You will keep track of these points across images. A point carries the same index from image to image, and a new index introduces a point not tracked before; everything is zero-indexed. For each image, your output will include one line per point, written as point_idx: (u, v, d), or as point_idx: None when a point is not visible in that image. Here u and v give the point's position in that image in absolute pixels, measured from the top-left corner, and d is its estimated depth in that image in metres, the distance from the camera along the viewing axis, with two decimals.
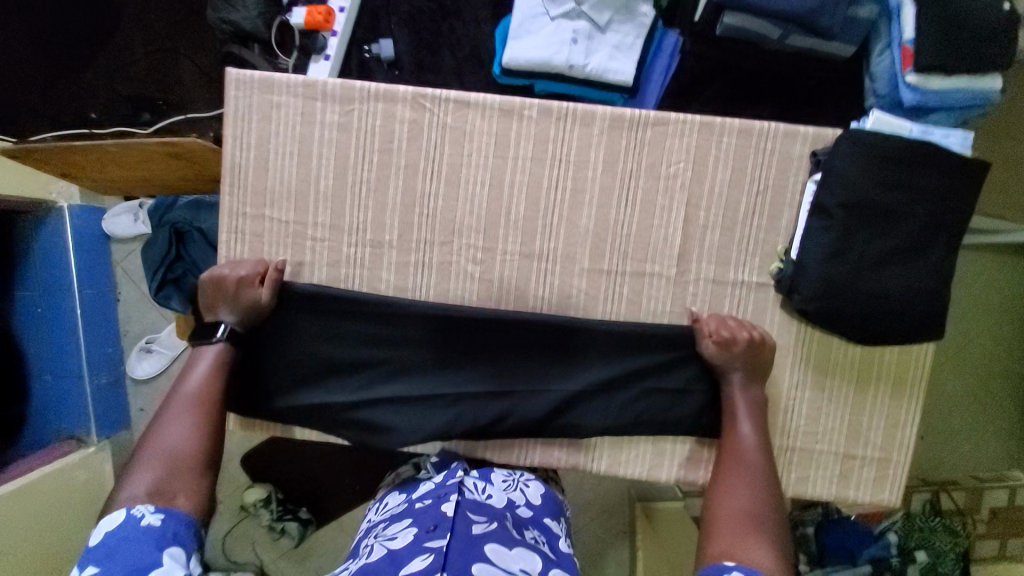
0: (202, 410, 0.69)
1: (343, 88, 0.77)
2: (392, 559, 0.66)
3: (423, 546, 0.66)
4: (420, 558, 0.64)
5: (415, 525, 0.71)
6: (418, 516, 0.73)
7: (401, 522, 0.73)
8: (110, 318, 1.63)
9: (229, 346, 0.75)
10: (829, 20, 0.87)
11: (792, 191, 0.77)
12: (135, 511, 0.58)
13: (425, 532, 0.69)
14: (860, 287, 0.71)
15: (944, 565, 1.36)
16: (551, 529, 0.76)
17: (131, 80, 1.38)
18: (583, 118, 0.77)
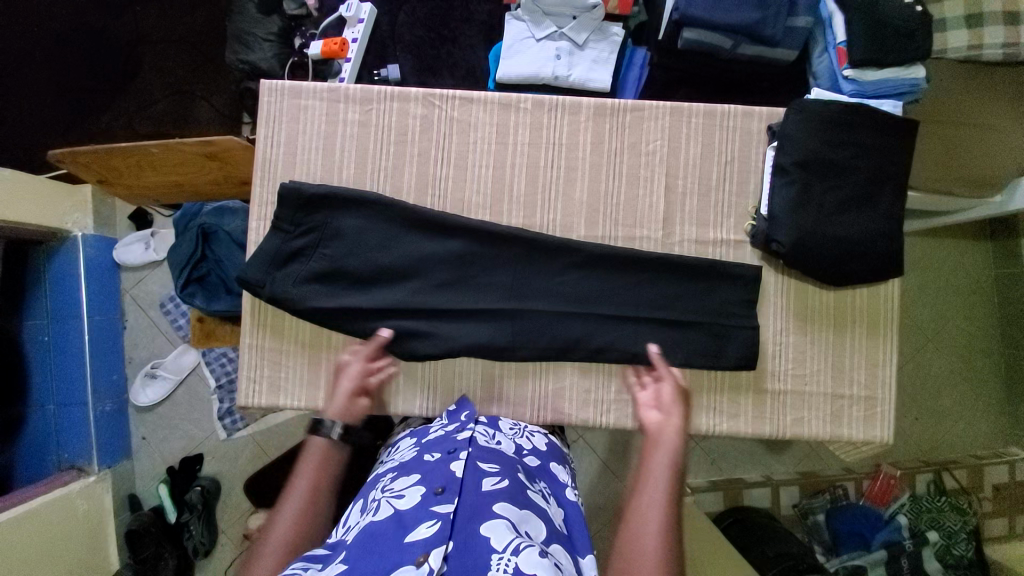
0: (309, 513, 0.68)
1: (362, 91, 0.89)
2: (399, 520, 0.63)
3: (430, 511, 0.64)
4: (426, 525, 0.61)
5: (423, 485, 0.69)
6: (425, 474, 0.71)
7: (408, 479, 0.71)
8: (117, 344, 1.67)
9: (338, 445, 0.74)
10: (771, 31, 1.04)
11: (755, 160, 0.89)
12: None
13: (431, 494, 0.67)
14: (824, 231, 0.81)
15: (958, 546, 1.38)
16: (557, 476, 0.80)
17: (147, 121, 1.50)
18: (570, 108, 0.89)
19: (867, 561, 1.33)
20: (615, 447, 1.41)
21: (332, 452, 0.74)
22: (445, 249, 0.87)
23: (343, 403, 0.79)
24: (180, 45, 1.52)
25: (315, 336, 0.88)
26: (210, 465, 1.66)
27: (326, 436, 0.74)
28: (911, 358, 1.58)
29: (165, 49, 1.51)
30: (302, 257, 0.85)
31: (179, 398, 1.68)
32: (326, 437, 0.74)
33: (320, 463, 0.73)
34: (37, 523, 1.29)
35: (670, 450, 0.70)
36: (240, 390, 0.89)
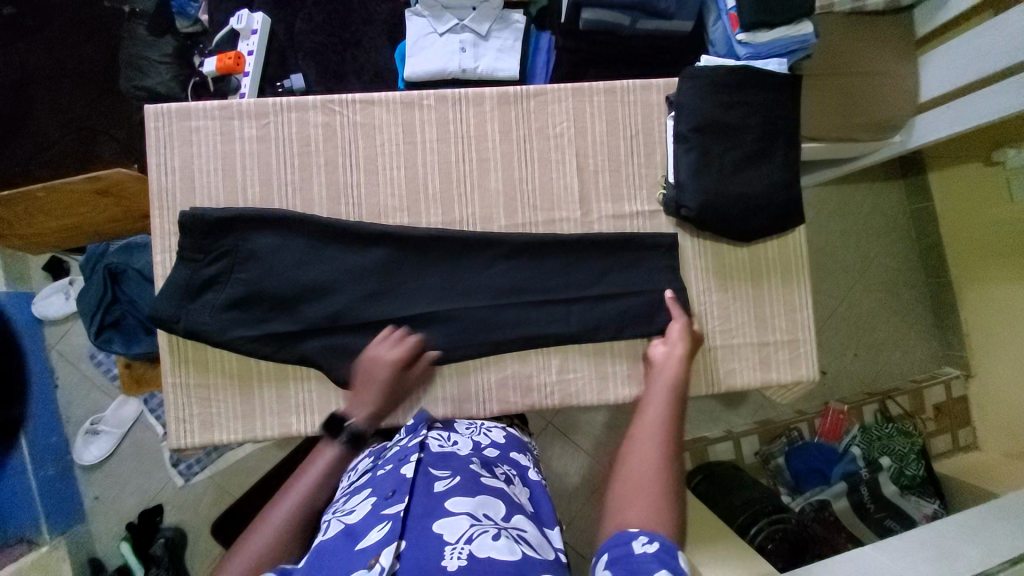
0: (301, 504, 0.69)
1: (256, 105, 0.86)
2: (350, 531, 0.62)
3: (381, 514, 0.62)
4: (377, 528, 0.60)
5: (374, 495, 0.67)
6: (375, 484, 0.69)
7: (360, 494, 0.69)
8: (52, 402, 1.58)
9: (347, 445, 0.77)
10: (664, 3, 1.10)
11: (659, 131, 0.92)
12: None
13: (382, 500, 0.65)
14: (728, 190, 0.86)
15: (909, 466, 1.48)
16: (519, 463, 0.79)
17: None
18: (473, 100, 0.89)
19: (831, 495, 1.44)
20: (580, 428, 1.42)
21: (337, 449, 0.76)
22: (365, 259, 0.86)
23: (368, 411, 0.80)
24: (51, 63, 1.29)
25: (243, 366, 0.86)
26: (171, 515, 1.60)
27: (337, 438, 0.76)
28: (844, 299, 1.68)
29: None
30: (216, 286, 0.83)
31: (127, 449, 1.61)
32: (336, 438, 0.76)
33: (338, 463, 0.75)
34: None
35: (671, 377, 0.78)
36: (170, 432, 0.85)
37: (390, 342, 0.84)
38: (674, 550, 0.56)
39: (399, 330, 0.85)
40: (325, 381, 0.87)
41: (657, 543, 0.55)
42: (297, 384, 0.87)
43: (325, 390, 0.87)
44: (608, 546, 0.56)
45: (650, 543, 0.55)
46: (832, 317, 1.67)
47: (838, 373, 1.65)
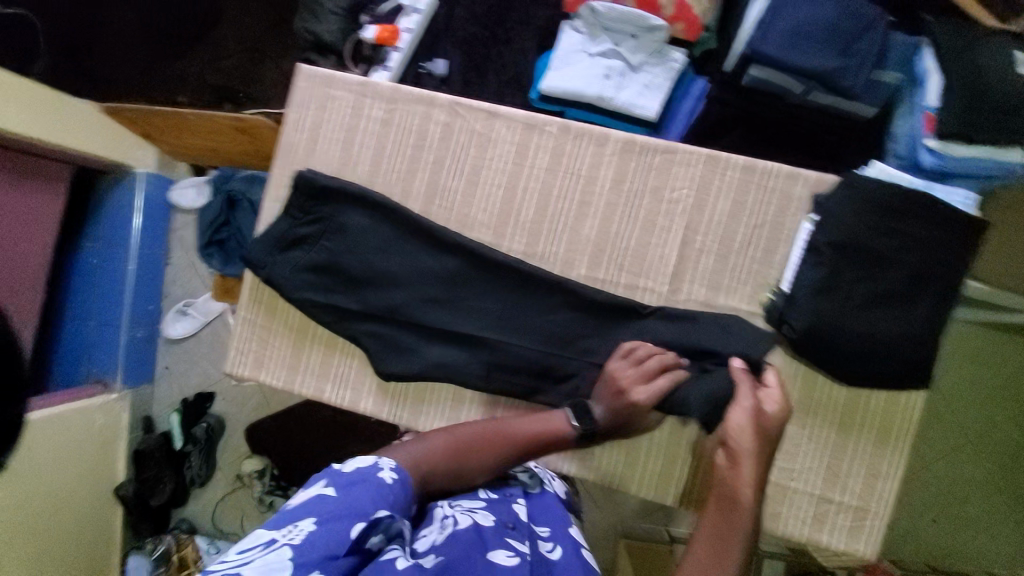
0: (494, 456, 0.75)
1: (391, 90, 0.89)
2: (479, 537, 0.66)
3: (505, 542, 0.67)
4: (507, 554, 0.65)
5: (493, 514, 0.72)
6: (491, 503, 0.74)
7: (475, 500, 0.74)
8: (158, 276, 1.83)
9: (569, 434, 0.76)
10: (849, 82, 0.97)
11: (789, 229, 0.81)
12: (380, 463, 0.65)
13: (504, 526, 0.70)
14: (845, 325, 0.74)
15: None
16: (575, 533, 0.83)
17: (218, 74, 1.73)
18: (597, 139, 0.84)
19: None
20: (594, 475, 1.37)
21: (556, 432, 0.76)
22: (438, 265, 0.86)
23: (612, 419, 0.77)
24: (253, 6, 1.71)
25: (302, 326, 0.90)
26: (219, 404, 1.83)
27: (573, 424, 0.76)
28: (945, 454, 1.30)
29: (243, 10, 1.71)
30: (298, 244, 0.87)
31: (204, 336, 1.83)
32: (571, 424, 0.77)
33: (547, 434, 0.76)
34: (54, 428, 1.47)
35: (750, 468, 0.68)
36: (227, 357, 0.92)
37: (658, 361, 0.77)
38: None
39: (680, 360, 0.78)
40: (367, 365, 0.89)
41: None
42: (343, 357, 0.90)
43: (365, 372, 0.90)
44: None
45: None
46: (928, 467, 1.31)
47: (905, 536, 1.32)
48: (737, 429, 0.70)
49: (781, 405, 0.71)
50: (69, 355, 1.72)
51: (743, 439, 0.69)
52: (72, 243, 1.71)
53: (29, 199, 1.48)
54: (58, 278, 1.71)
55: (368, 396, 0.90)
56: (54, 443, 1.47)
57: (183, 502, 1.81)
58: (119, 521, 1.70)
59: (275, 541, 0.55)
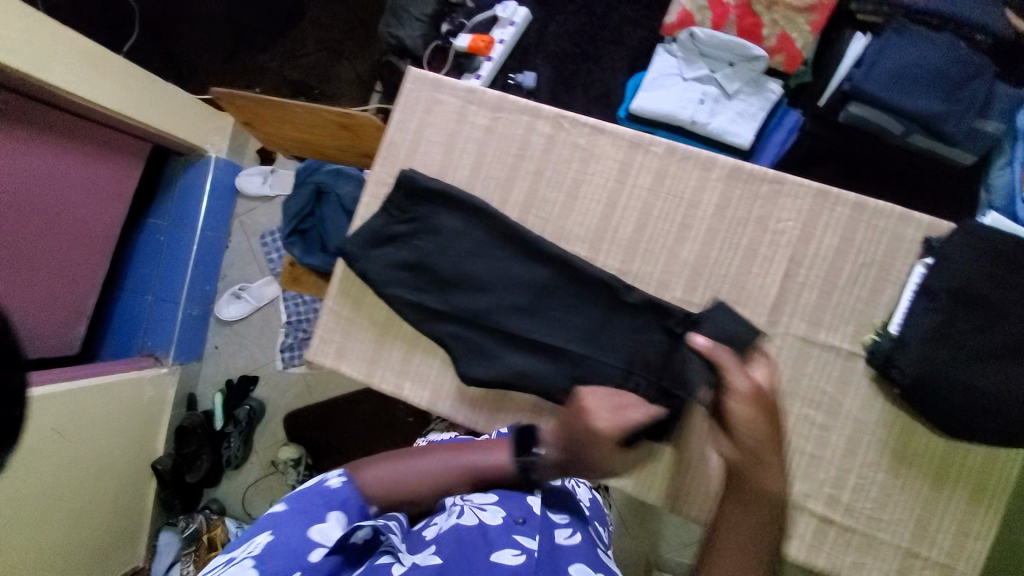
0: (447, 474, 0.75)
1: (497, 98, 0.89)
2: (483, 536, 0.67)
3: (511, 538, 0.68)
4: (511, 552, 0.66)
5: (505, 509, 0.73)
6: (503, 498, 0.75)
7: (487, 494, 0.75)
8: (216, 258, 1.87)
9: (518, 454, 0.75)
10: (954, 126, 0.95)
11: (898, 272, 0.78)
12: (328, 475, 0.69)
13: (512, 521, 0.71)
14: (958, 375, 0.72)
15: None
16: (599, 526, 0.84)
17: (296, 69, 1.79)
18: (703, 163, 0.83)
19: None
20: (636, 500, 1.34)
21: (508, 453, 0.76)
22: (527, 275, 0.86)
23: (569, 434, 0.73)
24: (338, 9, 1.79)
25: (387, 322, 0.91)
26: (261, 390, 1.85)
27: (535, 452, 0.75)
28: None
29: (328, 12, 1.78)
30: (390, 238, 0.88)
31: (253, 321, 1.86)
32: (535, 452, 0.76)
33: (498, 466, 0.75)
34: (108, 396, 1.51)
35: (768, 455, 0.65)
36: (311, 344, 0.92)
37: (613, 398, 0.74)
38: None
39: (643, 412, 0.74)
40: (447, 366, 0.89)
41: None
42: (425, 357, 0.90)
43: (444, 374, 0.89)
44: None
45: None
46: None
47: None
48: (736, 419, 0.65)
49: (773, 380, 0.70)
50: (126, 326, 1.76)
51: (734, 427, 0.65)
52: (142, 217, 1.77)
53: (107, 172, 1.53)
54: (124, 250, 1.77)
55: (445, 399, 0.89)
56: (102, 412, 1.48)
57: (215, 482, 1.83)
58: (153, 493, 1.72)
59: (234, 557, 0.60)
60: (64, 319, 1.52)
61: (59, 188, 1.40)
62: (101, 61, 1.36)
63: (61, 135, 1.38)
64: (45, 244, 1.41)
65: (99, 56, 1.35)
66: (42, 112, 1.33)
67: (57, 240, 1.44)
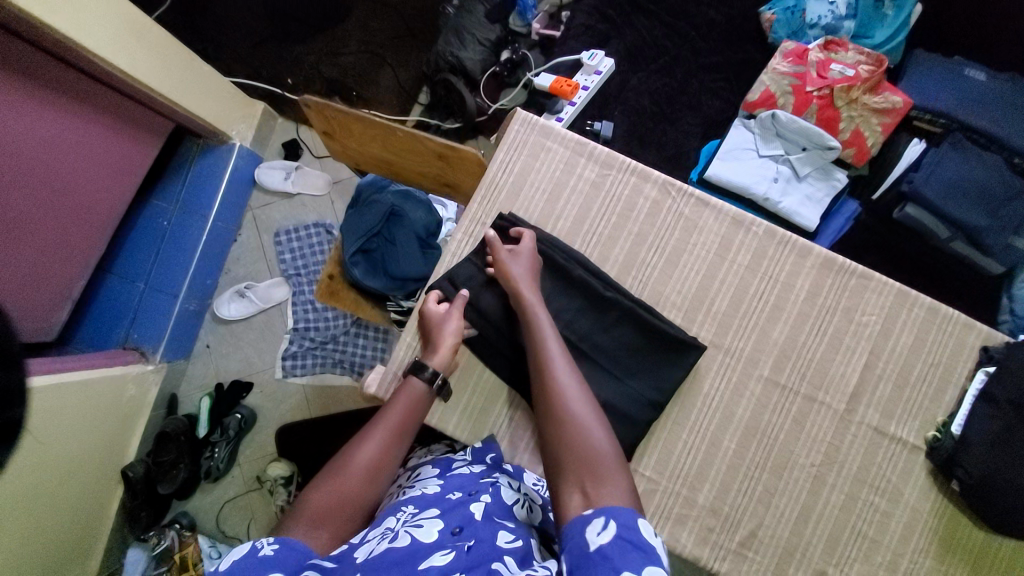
0: (389, 449, 0.70)
1: (607, 156, 0.91)
2: (413, 547, 0.60)
3: (445, 544, 0.60)
4: (442, 552, 0.59)
5: (442, 519, 0.65)
6: (444, 508, 0.67)
7: (428, 509, 0.68)
8: (222, 252, 1.73)
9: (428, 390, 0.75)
10: (991, 240, 1.05)
11: (960, 377, 0.86)
12: (254, 543, 0.57)
13: (448, 533, 0.63)
14: (1022, 483, 0.75)
15: None
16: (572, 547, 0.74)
17: (335, 67, 1.69)
18: (800, 250, 0.87)
19: None
20: None
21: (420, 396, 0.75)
22: (612, 336, 0.83)
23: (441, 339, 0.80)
24: (390, 12, 1.70)
25: (470, 364, 0.88)
26: (254, 397, 1.70)
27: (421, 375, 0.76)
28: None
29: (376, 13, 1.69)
30: (482, 277, 0.85)
31: (255, 323, 1.73)
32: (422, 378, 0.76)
33: (412, 408, 0.73)
34: (87, 394, 1.34)
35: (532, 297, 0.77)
36: (379, 380, 0.90)
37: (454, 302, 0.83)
38: (633, 520, 0.54)
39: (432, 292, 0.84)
40: (528, 419, 0.87)
41: (615, 525, 0.53)
42: (506, 407, 0.87)
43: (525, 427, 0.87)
44: (567, 537, 0.55)
45: (607, 531, 0.53)
46: None
47: None
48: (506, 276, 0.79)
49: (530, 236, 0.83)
50: (106, 315, 1.57)
51: (537, 300, 0.78)
52: (146, 197, 1.61)
53: (123, 150, 1.32)
54: (121, 230, 1.60)
55: (522, 452, 0.86)
56: (80, 411, 1.31)
57: (187, 495, 1.65)
58: (116, 504, 1.50)
59: None
60: (46, 306, 1.27)
61: (63, 159, 1.19)
62: (144, 33, 1.22)
63: (77, 101, 1.17)
64: (37, 224, 1.18)
65: (140, 24, 1.21)
66: (58, 73, 1.12)
67: (65, 223, 1.24)
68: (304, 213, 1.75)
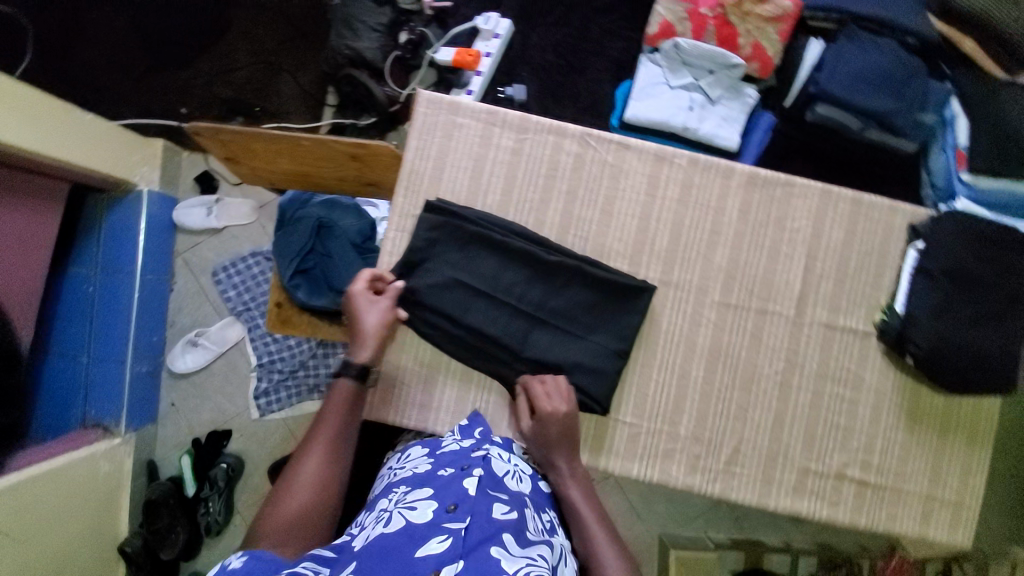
0: (336, 449, 0.75)
1: (520, 120, 0.89)
2: (409, 531, 0.59)
3: (441, 525, 0.59)
4: (439, 538, 0.58)
5: (436, 500, 0.64)
6: (437, 489, 0.66)
7: (420, 491, 0.67)
8: (161, 305, 1.63)
9: (360, 382, 0.78)
10: (902, 121, 1.09)
11: (894, 257, 0.90)
12: (224, 561, 0.56)
13: (443, 512, 0.62)
14: (959, 342, 0.82)
15: None
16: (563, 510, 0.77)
17: (229, 85, 1.57)
18: (724, 172, 0.89)
19: None
20: (637, 486, 1.43)
21: (353, 391, 0.78)
22: (564, 298, 0.84)
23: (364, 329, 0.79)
24: (275, 16, 1.58)
25: (434, 358, 0.87)
26: (235, 442, 1.63)
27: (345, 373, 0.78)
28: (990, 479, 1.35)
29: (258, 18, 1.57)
30: (423, 269, 0.84)
31: (216, 369, 1.64)
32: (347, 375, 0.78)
33: (353, 404, 0.78)
34: (57, 483, 1.25)
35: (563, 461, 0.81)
36: None
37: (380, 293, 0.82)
38: None
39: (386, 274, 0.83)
40: (505, 395, 0.87)
41: None
42: (480, 390, 0.87)
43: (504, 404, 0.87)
44: None
45: None
46: None
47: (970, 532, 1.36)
48: (538, 439, 0.80)
49: (561, 385, 0.81)
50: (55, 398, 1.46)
51: (565, 461, 0.81)
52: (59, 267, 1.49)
53: (16, 217, 1.19)
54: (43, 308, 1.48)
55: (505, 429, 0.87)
56: (55, 503, 1.24)
57: (193, 556, 1.56)
58: None
59: None
60: None
61: None
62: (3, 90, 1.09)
63: None
64: None
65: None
66: None
67: None
68: (238, 245, 1.66)
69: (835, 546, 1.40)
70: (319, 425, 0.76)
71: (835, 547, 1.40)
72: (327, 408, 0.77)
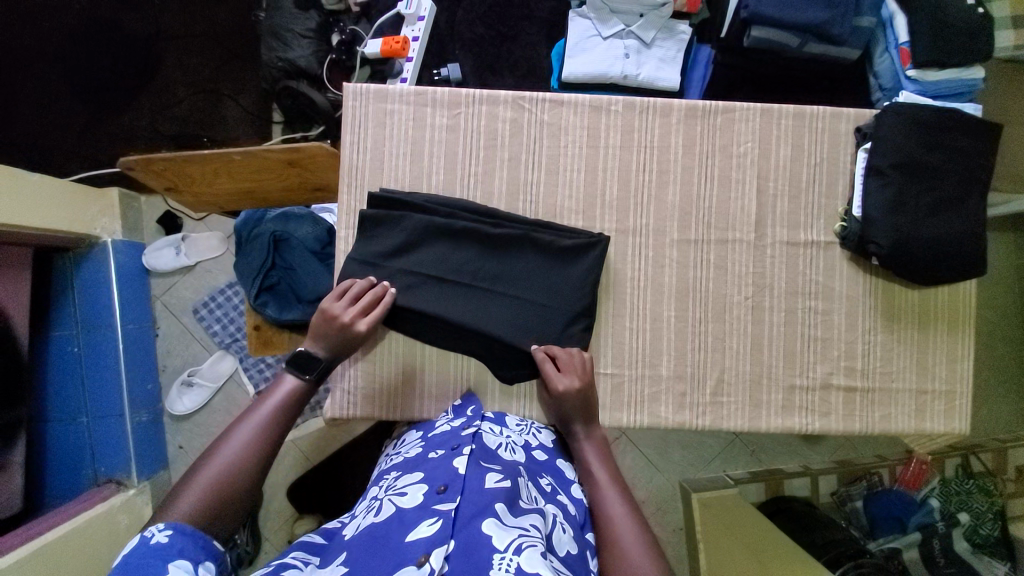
0: (268, 437, 0.67)
1: (450, 95, 0.88)
2: (400, 518, 0.59)
3: (432, 509, 0.59)
4: (429, 522, 0.57)
5: (426, 483, 0.64)
6: (427, 472, 0.67)
7: (411, 477, 0.67)
8: (150, 352, 1.60)
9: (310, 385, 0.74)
10: (839, 28, 1.04)
11: (844, 162, 0.90)
12: (145, 531, 0.54)
13: (434, 494, 0.62)
14: (921, 234, 0.82)
15: (983, 527, 1.17)
16: (563, 473, 0.76)
17: (173, 121, 1.46)
18: (662, 110, 0.88)
19: (901, 544, 1.18)
20: (649, 439, 1.44)
21: (296, 387, 0.72)
22: (524, 263, 0.84)
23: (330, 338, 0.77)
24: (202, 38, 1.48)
25: (408, 347, 0.87)
26: None
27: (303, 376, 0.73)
28: (987, 367, 1.36)
29: (187, 46, 1.46)
30: (380, 262, 0.83)
31: (216, 405, 1.63)
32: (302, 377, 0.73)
33: (297, 400, 0.72)
34: (84, 541, 1.21)
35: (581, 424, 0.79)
36: (331, 400, 0.87)
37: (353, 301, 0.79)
38: None
39: (386, 283, 0.81)
40: (484, 370, 0.87)
41: None
42: (460, 370, 0.87)
43: (484, 378, 0.88)
44: None
45: None
46: None
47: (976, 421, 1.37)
48: (554, 405, 0.80)
49: (577, 354, 0.81)
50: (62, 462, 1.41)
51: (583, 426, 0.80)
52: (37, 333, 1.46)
53: None
54: None
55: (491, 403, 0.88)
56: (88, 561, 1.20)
57: None
58: None
59: None
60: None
61: None
62: None
63: None
64: None
65: None
66: None
67: None
68: (213, 278, 1.66)
69: (851, 460, 1.41)
70: (251, 409, 0.69)
71: (852, 461, 1.40)
72: (264, 399, 0.71)
